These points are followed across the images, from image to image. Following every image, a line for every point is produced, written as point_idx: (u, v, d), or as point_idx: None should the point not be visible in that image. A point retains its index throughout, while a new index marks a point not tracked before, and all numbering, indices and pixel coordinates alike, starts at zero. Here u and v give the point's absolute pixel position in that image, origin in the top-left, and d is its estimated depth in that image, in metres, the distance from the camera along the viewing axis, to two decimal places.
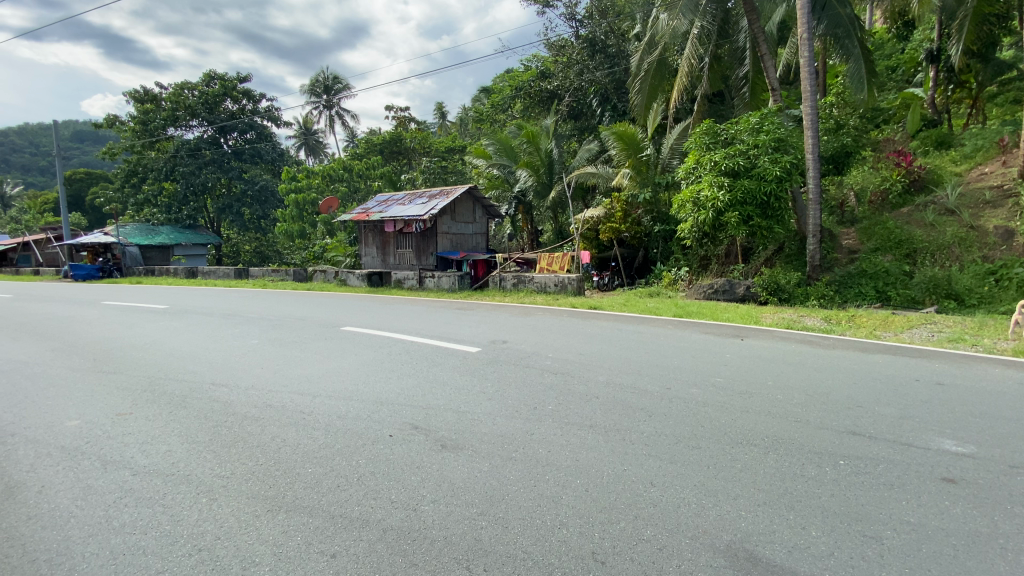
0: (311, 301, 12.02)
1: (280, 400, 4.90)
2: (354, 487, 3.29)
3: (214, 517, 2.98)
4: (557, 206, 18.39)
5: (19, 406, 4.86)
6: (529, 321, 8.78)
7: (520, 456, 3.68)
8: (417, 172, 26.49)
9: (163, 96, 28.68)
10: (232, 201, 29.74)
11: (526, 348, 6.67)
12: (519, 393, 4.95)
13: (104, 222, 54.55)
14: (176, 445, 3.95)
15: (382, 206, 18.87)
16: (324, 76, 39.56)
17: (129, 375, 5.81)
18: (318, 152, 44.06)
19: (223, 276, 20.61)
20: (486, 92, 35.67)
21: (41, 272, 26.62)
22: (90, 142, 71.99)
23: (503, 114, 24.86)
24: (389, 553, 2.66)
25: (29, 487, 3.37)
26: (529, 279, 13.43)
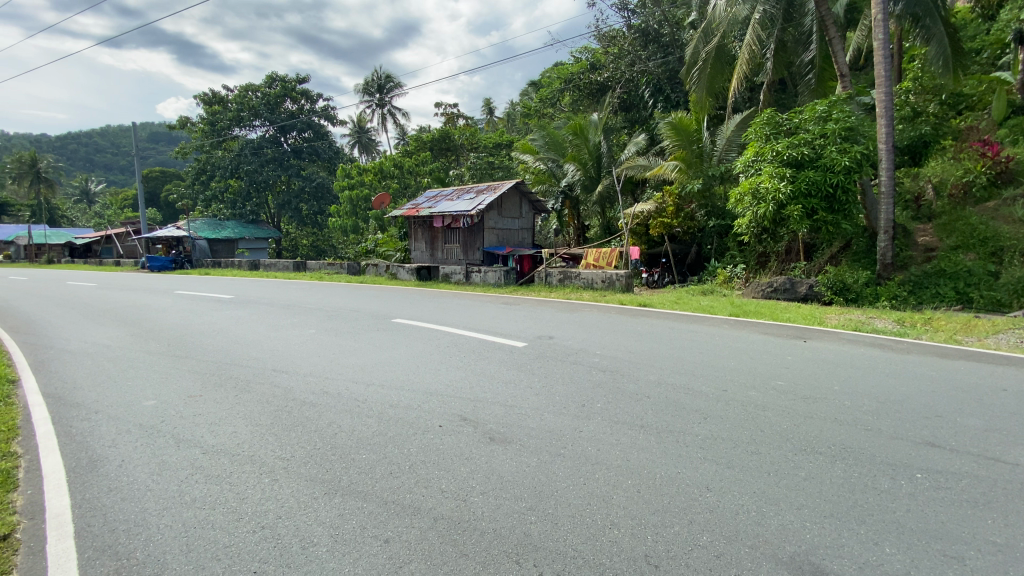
0: (363, 294, 12.39)
1: (334, 387, 5.07)
2: (406, 475, 3.35)
3: (275, 497, 3.11)
4: (605, 201, 18.11)
5: (103, 386, 5.28)
6: (576, 316, 8.69)
7: (569, 453, 3.63)
8: (465, 167, 26.79)
9: (229, 98, 30.37)
10: (291, 197, 31.20)
11: (573, 344, 6.60)
12: (566, 389, 4.90)
13: (177, 218, 58.68)
14: (240, 426, 4.17)
15: (432, 202, 19.23)
16: (377, 75, 40.59)
17: (198, 359, 6.19)
18: (371, 150, 45.35)
19: (282, 269, 21.69)
20: (535, 86, 35.50)
21: (122, 263, 28.93)
22: (165, 143, 77.50)
23: (551, 108, 24.64)
24: (440, 541, 2.69)
25: (110, 461, 3.63)
26: (576, 275, 13.28)
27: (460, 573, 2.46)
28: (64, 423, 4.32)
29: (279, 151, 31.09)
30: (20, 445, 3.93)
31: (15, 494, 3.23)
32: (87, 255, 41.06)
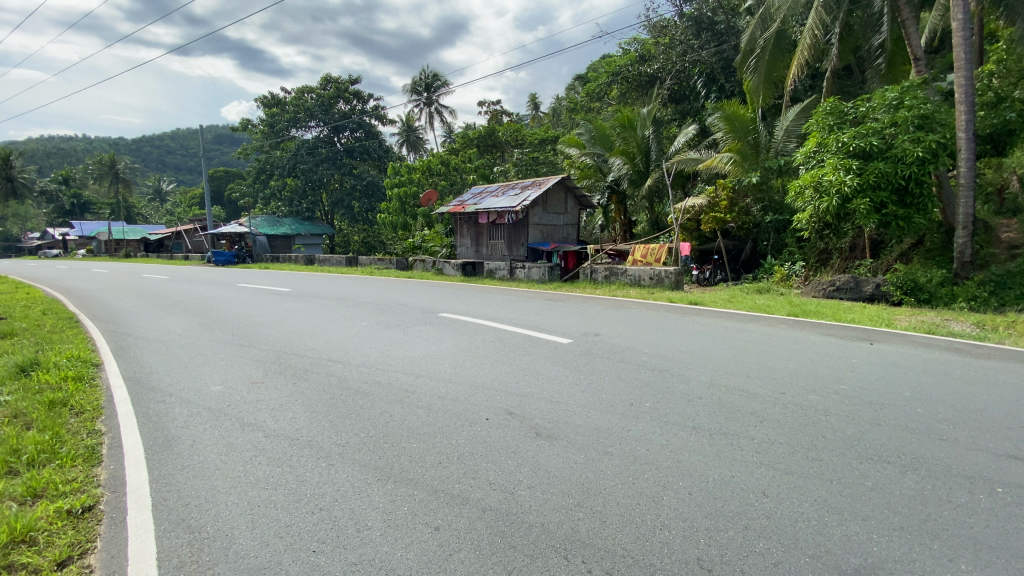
0: (411, 288, 12.71)
1: (386, 378, 5.24)
2: (455, 465, 3.41)
3: (331, 481, 3.24)
4: (654, 195, 17.75)
5: (175, 372, 5.66)
6: (621, 313, 8.57)
7: (617, 451, 3.57)
8: (510, 163, 26.87)
9: (287, 101, 31.80)
10: (343, 195, 32.38)
11: (620, 342, 6.50)
12: (614, 387, 4.83)
13: (239, 215, 62.18)
14: (299, 412, 4.38)
15: (477, 198, 19.43)
16: (425, 74, 41.34)
17: (259, 348, 6.54)
18: (418, 148, 46.28)
19: (335, 264, 22.56)
20: (581, 79, 35.13)
21: (191, 258, 30.96)
22: (228, 144, 82.30)
23: (598, 101, 24.29)
24: (489, 532, 2.71)
25: (183, 441, 3.89)
26: (623, 271, 13.06)
27: (508, 564, 2.48)
28: (142, 405, 4.67)
29: (332, 150, 32.31)
30: (104, 423, 4.26)
31: (99, 468, 3.49)
32: (159, 249, 44.29)
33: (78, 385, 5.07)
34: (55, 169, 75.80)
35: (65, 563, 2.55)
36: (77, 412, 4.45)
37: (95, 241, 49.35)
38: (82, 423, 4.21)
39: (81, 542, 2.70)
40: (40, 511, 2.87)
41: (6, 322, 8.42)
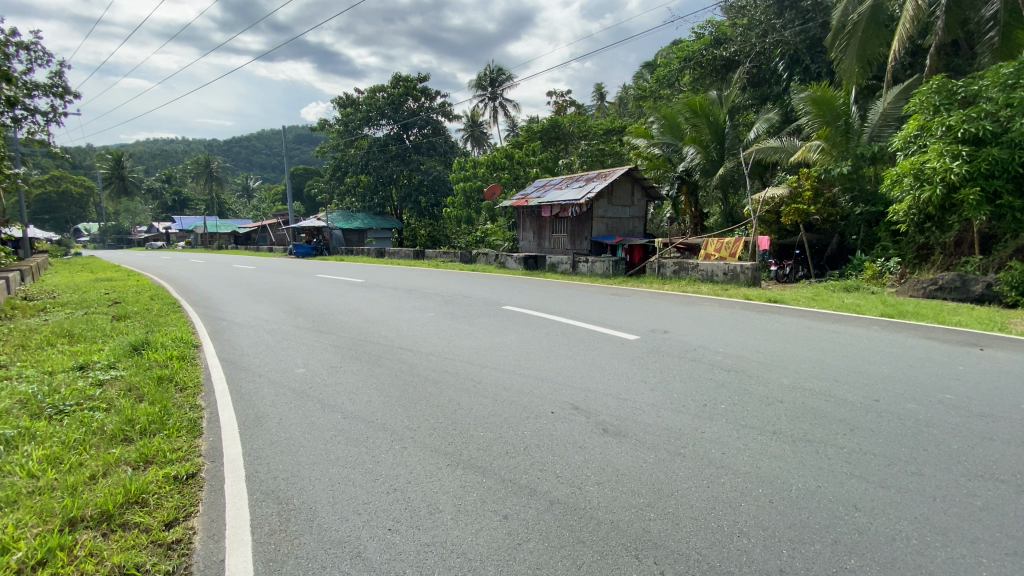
0: (475, 280, 12.95)
1: (454, 366, 5.37)
2: (521, 456, 3.43)
3: (404, 463, 3.37)
4: (728, 186, 16.92)
5: (264, 354, 6.12)
6: (692, 310, 8.23)
7: (690, 453, 3.44)
8: (574, 155, 26.48)
9: (360, 100, 33.18)
10: (412, 190, 33.48)
11: (692, 340, 6.24)
12: (685, 386, 4.64)
13: (317, 210, 66.04)
14: (374, 396, 4.59)
15: (541, 191, 19.38)
16: (490, 69, 41.67)
17: (337, 335, 6.93)
18: (482, 143, 46.86)
19: (403, 256, 23.46)
20: (650, 67, 33.94)
21: (274, 250, 33.32)
22: (306, 144, 87.60)
23: (669, 88, 23.36)
24: (557, 525, 2.70)
25: (271, 418, 4.20)
26: (693, 266, 12.56)
27: (578, 558, 2.45)
28: (235, 384, 5.07)
29: (401, 147, 33.45)
30: (203, 399, 4.66)
31: (200, 439, 3.82)
32: (247, 242, 48.11)
33: (182, 364, 5.59)
34: (161, 169, 84.20)
35: (172, 524, 2.79)
36: (181, 387, 4.91)
37: (193, 234, 54.51)
38: (184, 398, 4.63)
39: (185, 506, 2.95)
40: (152, 475, 3.19)
41: (122, 306, 9.47)
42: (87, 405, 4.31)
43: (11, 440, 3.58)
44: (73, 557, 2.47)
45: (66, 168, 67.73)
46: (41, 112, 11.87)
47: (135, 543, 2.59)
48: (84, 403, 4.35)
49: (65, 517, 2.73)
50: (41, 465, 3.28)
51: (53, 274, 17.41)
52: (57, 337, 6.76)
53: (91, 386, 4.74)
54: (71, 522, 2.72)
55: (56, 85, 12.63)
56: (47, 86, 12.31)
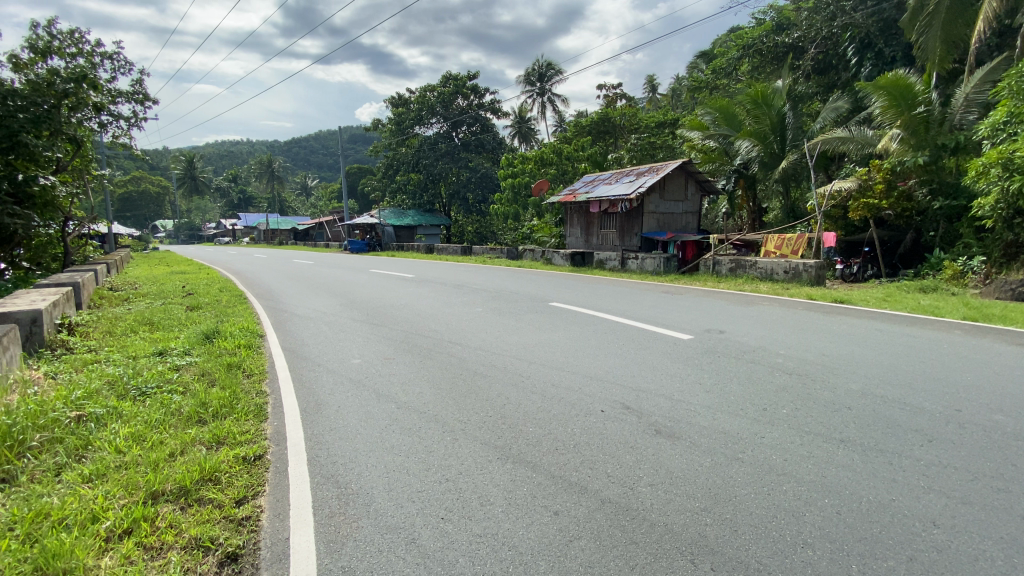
0: (523, 277, 12.97)
1: (501, 362, 5.40)
2: (571, 453, 3.40)
3: (456, 454, 3.43)
4: (789, 179, 16.15)
5: (323, 345, 6.41)
6: (748, 309, 7.90)
7: (748, 458, 3.30)
8: (624, 149, 25.99)
9: (411, 100, 33.99)
10: (460, 187, 34.02)
11: (750, 340, 5.99)
12: (743, 389, 4.46)
13: (369, 207, 68.31)
14: (426, 388, 4.70)
15: (589, 186, 19.17)
16: (538, 64, 41.54)
17: (389, 327, 7.14)
18: (529, 139, 46.82)
19: (452, 253, 23.85)
20: (705, 56, 32.74)
21: (330, 246, 34.79)
22: (360, 143, 90.68)
23: (726, 78, 22.42)
24: (609, 524, 2.67)
25: (330, 406, 4.39)
26: (751, 264, 12.05)
27: (631, 558, 2.41)
28: (298, 372, 5.34)
29: (450, 145, 34.01)
30: (268, 386, 4.94)
31: (266, 423, 4.05)
32: (305, 238, 50.54)
33: (249, 352, 5.94)
34: (228, 170, 89.68)
35: (243, 501, 2.97)
36: (248, 374, 5.22)
37: (256, 230, 57.74)
38: (251, 384, 4.91)
39: (253, 485, 3.13)
40: (224, 455, 3.41)
41: (195, 297, 10.17)
42: (165, 387, 4.66)
43: (102, 418, 3.93)
44: (155, 528, 2.67)
45: (145, 169, 73.40)
46: (124, 116, 12.86)
47: (210, 517, 2.77)
48: (163, 386, 4.70)
49: (149, 490, 2.96)
50: (127, 441, 3.58)
51: (135, 267, 18.88)
52: (139, 325, 7.34)
53: (169, 370, 5.13)
54: (154, 495, 2.95)
55: (137, 92, 13.65)
56: (129, 93, 13.32)
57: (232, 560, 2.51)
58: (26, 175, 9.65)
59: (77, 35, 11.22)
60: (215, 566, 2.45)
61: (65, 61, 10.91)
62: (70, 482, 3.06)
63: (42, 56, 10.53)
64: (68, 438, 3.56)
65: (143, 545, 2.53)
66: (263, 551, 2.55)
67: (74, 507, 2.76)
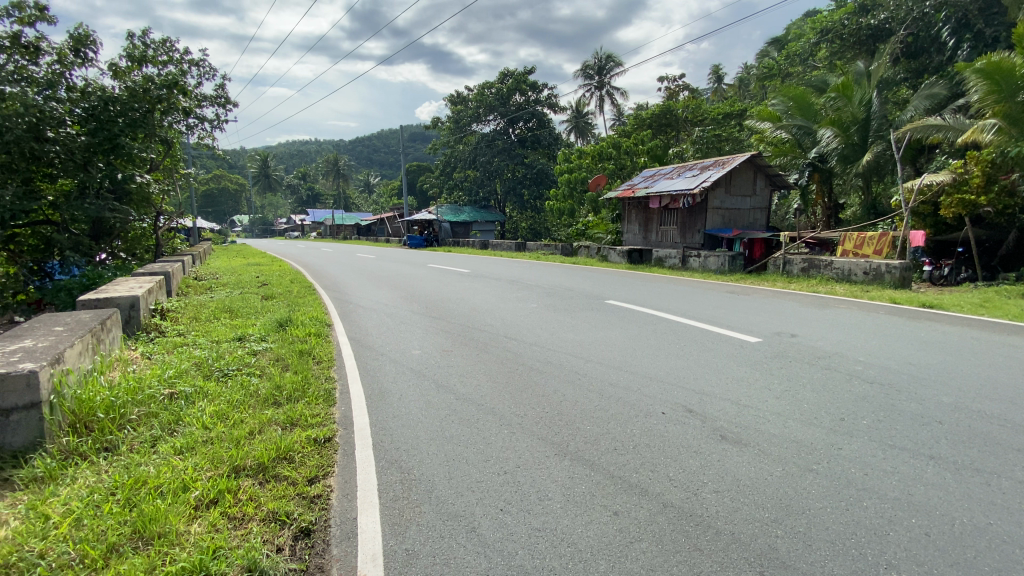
0: (580, 274, 12.82)
1: (557, 358, 5.38)
2: (631, 454, 3.34)
3: (513, 447, 3.46)
4: (872, 173, 15.02)
5: (385, 335, 6.67)
6: (822, 313, 7.39)
7: (823, 470, 3.10)
8: (687, 143, 25.09)
9: (469, 97, 34.47)
10: (516, 183, 34.18)
11: (824, 346, 5.62)
12: (817, 397, 4.19)
13: (427, 203, 70.06)
14: (483, 381, 4.78)
15: (649, 181, 18.67)
16: (598, 57, 40.79)
17: (447, 320, 7.31)
18: (586, 134, 46.14)
19: (506, 249, 24.04)
20: (777, 43, 30.89)
21: (390, 241, 36.06)
22: (420, 141, 93.06)
23: (801, 64, 22.08)
24: (671, 528, 2.60)
25: (393, 394, 4.55)
26: (826, 264, 11.30)
27: (694, 565, 2.34)
28: (363, 360, 5.59)
29: (507, 141, 34.19)
30: (336, 372, 5.19)
31: (335, 407, 4.27)
32: (367, 233, 52.66)
33: (318, 339, 6.28)
34: (297, 168, 94.97)
35: (314, 480, 3.15)
36: (317, 360, 5.51)
37: (322, 226, 60.75)
38: (321, 370, 5.18)
39: (323, 466, 3.31)
40: (298, 436, 3.62)
41: (269, 288, 10.85)
42: (245, 370, 5.02)
43: (191, 397, 4.28)
44: (237, 500, 2.88)
45: (225, 168, 79.00)
46: (208, 119, 13.86)
47: (286, 493, 2.96)
48: (243, 369, 5.07)
49: (232, 464, 3.20)
50: (213, 418, 3.88)
51: (215, 260, 20.33)
52: (221, 311, 7.94)
53: (248, 355, 5.51)
54: (236, 470, 3.18)
55: (220, 96, 14.70)
56: (213, 97, 14.36)
57: (305, 535, 2.67)
58: (124, 174, 10.48)
59: (168, 44, 12.20)
60: (291, 539, 2.62)
61: (157, 69, 11.91)
62: (165, 453, 3.36)
63: (138, 63, 11.55)
64: (163, 414, 3.92)
65: (227, 515, 2.73)
66: (333, 528, 2.69)
67: (168, 476, 3.03)
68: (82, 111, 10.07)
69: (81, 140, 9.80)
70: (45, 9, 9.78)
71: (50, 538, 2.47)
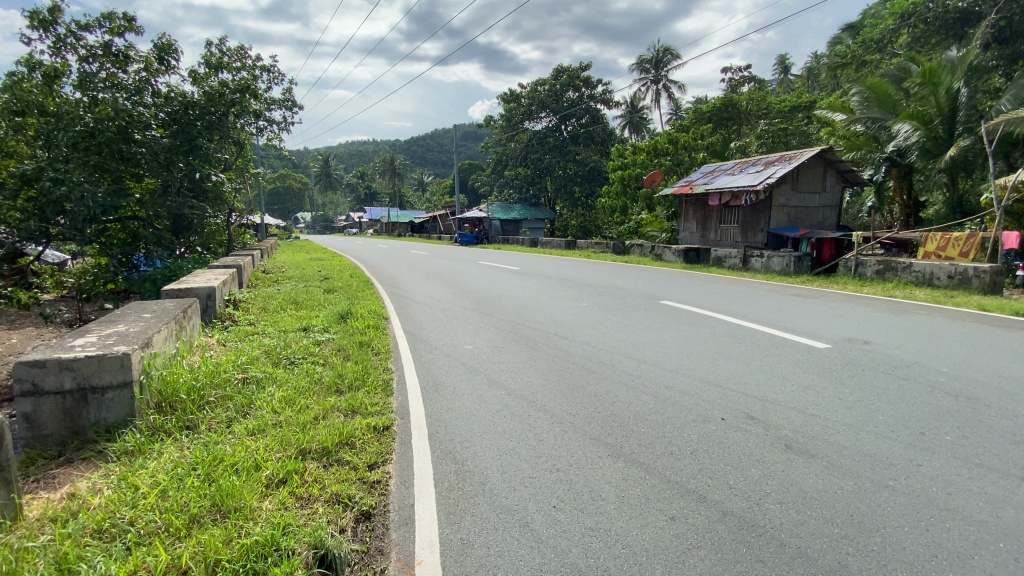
0: (633, 273, 12.57)
1: (610, 359, 5.30)
2: (688, 459, 3.25)
3: (566, 446, 3.46)
4: (959, 168, 13.77)
5: (438, 329, 6.83)
6: (900, 319, 6.87)
7: (899, 487, 2.89)
8: (750, 137, 24.01)
9: (523, 95, 34.56)
10: (567, 180, 33.98)
11: (902, 355, 5.22)
12: (893, 409, 3.90)
13: (478, 201, 71.03)
14: (534, 378, 4.79)
15: (708, 178, 18.01)
16: (654, 51, 39.86)
17: (498, 317, 7.38)
18: (641, 129, 45.26)
19: (557, 247, 23.96)
20: (850, 30, 29.07)
21: (442, 238, 36.83)
22: (472, 140, 94.44)
23: (879, 51, 20.58)
24: (732, 538, 2.51)
25: (446, 387, 4.66)
26: (904, 267, 10.50)
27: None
28: (418, 353, 5.76)
29: (559, 138, 34.03)
30: (393, 364, 5.37)
31: (392, 397, 4.42)
32: (420, 230, 54.08)
33: (376, 332, 6.52)
34: (355, 167, 98.89)
35: (374, 466, 3.28)
36: (376, 351, 5.73)
37: (378, 223, 62.92)
38: (380, 360, 5.38)
39: (382, 453, 3.43)
40: (358, 423, 3.78)
41: (330, 282, 11.33)
42: (309, 359, 5.30)
43: (261, 381, 4.57)
44: (304, 481, 3.04)
45: (289, 168, 83.39)
46: (276, 121, 14.69)
47: (348, 477, 3.10)
48: (307, 357, 5.35)
49: (299, 447, 3.38)
50: (281, 403, 4.13)
51: (282, 254, 21.56)
52: (288, 303, 8.42)
53: (312, 344, 5.81)
54: (302, 452, 3.36)
55: (288, 100, 15.55)
56: (281, 101, 15.21)
57: (366, 518, 2.78)
58: (202, 174, 11.21)
59: (242, 51, 13.03)
60: (353, 521, 2.73)
61: (233, 74, 12.75)
62: (239, 433, 3.61)
63: (216, 70, 12.41)
64: (236, 397, 4.20)
65: (295, 494, 2.90)
66: (392, 514, 2.79)
67: (242, 455, 3.24)
68: (166, 115, 10.97)
69: (165, 142, 10.70)
70: (132, 20, 10.68)
71: (139, 506, 2.71)
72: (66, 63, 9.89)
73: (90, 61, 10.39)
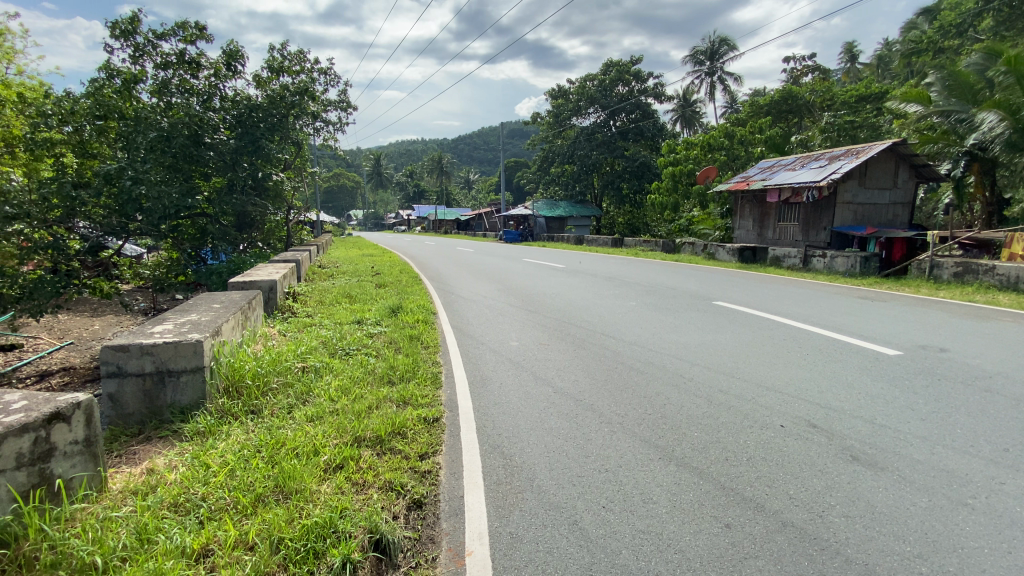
0: (685, 273, 12.20)
1: (661, 360, 5.18)
2: (744, 466, 3.13)
3: (615, 446, 3.41)
4: None
5: (485, 326, 6.90)
6: (982, 326, 6.31)
7: (981, 506, 2.67)
8: (812, 131, 22.80)
9: (571, 91, 34.22)
10: (615, 177, 33.47)
11: (984, 364, 4.81)
12: (974, 422, 3.60)
13: (524, 198, 71.19)
14: (581, 376, 4.76)
15: (766, 173, 17.24)
16: (710, 42, 38.48)
17: (544, 314, 7.38)
18: (694, 124, 43.85)
19: (604, 245, 23.63)
20: (928, 13, 26.92)
21: (487, 235, 37.17)
22: (519, 138, 94.71)
23: (962, 35, 18.97)
24: (792, 550, 2.39)
25: (494, 382, 4.70)
26: (986, 269, 9.67)
27: None
28: (465, 348, 5.85)
29: (608, 134, 33.52)
30: (441, 358, 5.48)
31: (442, 390, 4.51)
32: (466, 227, 54.83)
33: (425, 326, 6.67)
34: (405, 165, 101.34)
35: (425, 456, 3.36)
36: (426, 345, 5.85)
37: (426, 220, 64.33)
38: (429, 354, 5.48)
39: (432, 444, 3.51)
40: (409, 414, 3.88)
41: (382, 277, 11.69)
42: (362, 351, 5.49)
43: (319, 371, 4.78)
44: (359, 467, 3.16)
45: (342, 166, 86.42)
46: (332, 121, 15.28)
47: (400, 466, 3.19)
48: (361, 349, 5.54)
49: (354, 434, 3.52)
50: (337, 392, 4.30)
51: (337, 249, 22.45)
52: (342, 296, 8.75)
53: (365, 337, 6.02)
54: (358, 440, 3.49)
55: (343, 101, 16.12)
56: (338, 102, 15.79)
57: (417, 506, 2.86)
58: (264, 173, 11.93)
59: (302, 55, 13.62)
60: (405, 509, 2.81)
61: (292, 77, 13.35)
62: (299, 419, 3.79)
63: (278, 73, 13.04)
64: (296, 385, 4.41)
65: (351, 479, 3.01)
66: (442, 504, 2.86)
67: (302, 440, 3.41)
68: (232, 118, 11.69)
69: (231, 143, 11.45)
70: (204, 29, 11.39)
71: (211, 484, 2.90)
72: (144, 70, 10.69)
73: (166, 68, 11.16)
